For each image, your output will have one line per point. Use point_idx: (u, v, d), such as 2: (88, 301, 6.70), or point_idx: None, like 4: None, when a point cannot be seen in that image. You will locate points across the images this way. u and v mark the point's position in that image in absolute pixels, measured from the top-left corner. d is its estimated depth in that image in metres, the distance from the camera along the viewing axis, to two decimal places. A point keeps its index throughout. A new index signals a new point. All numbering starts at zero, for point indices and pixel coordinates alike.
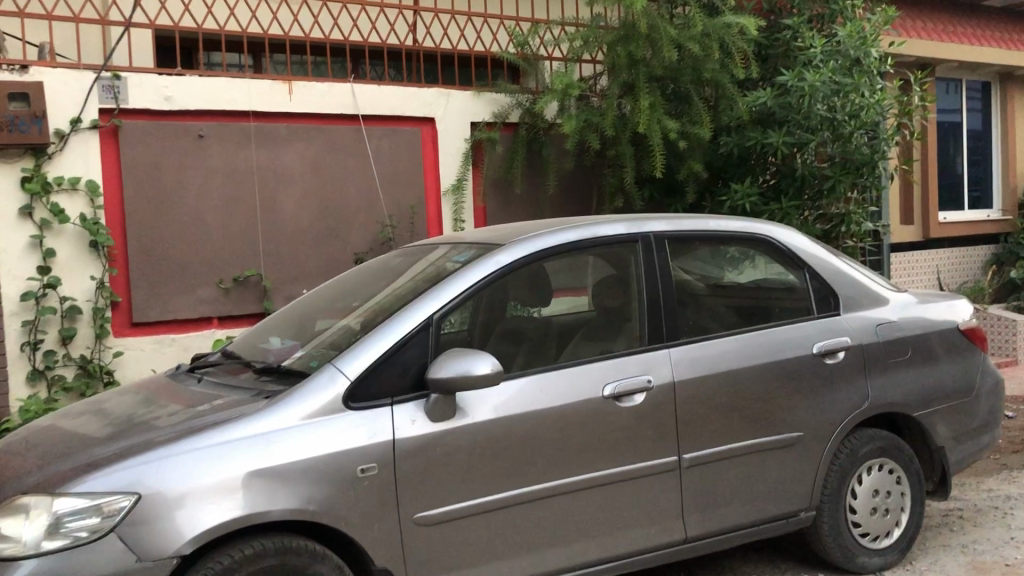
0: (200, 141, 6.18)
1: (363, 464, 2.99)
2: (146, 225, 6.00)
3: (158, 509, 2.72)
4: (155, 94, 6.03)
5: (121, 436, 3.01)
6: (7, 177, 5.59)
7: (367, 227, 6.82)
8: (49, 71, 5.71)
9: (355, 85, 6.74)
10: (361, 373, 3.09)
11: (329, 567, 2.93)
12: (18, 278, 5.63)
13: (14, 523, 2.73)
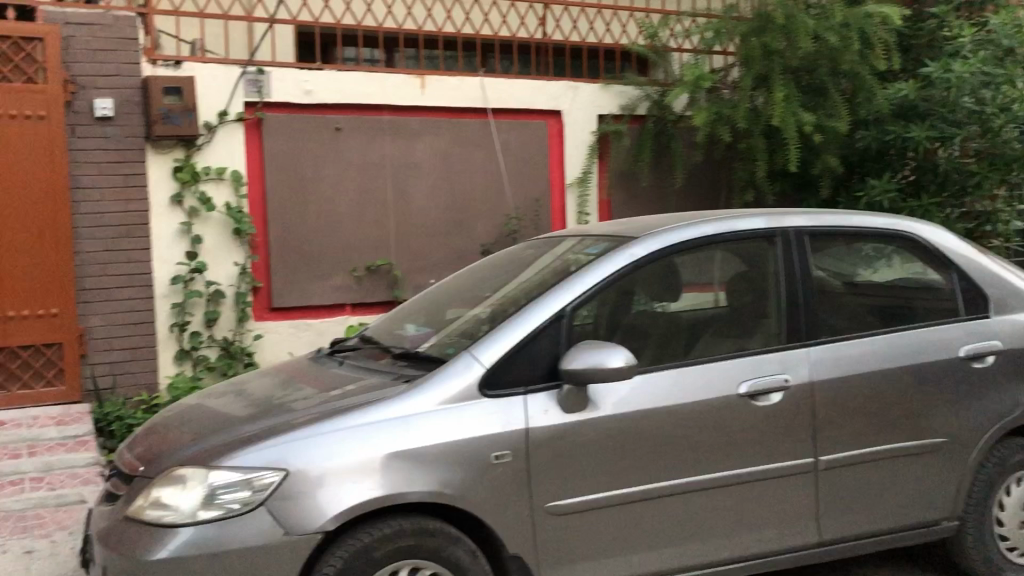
0: (337, 133, 6.39)
1: (497, 452, 3.04)
2: (285, 214, 6.25)
3: (304, 485, 2.84)
4: (296, 88, 6.27)
5: (268, 415, 3.16)
6: (161, 166, 5.90)
7: (493, 219, 6.91)
8: (200, 66, 6.00)
9: (485, 79, 6.83)
10: (496, 362, 3.14)
11: (463, 550, 3.00)
12: (168, 263, 5.94)
13: (172, 492, 2.91)
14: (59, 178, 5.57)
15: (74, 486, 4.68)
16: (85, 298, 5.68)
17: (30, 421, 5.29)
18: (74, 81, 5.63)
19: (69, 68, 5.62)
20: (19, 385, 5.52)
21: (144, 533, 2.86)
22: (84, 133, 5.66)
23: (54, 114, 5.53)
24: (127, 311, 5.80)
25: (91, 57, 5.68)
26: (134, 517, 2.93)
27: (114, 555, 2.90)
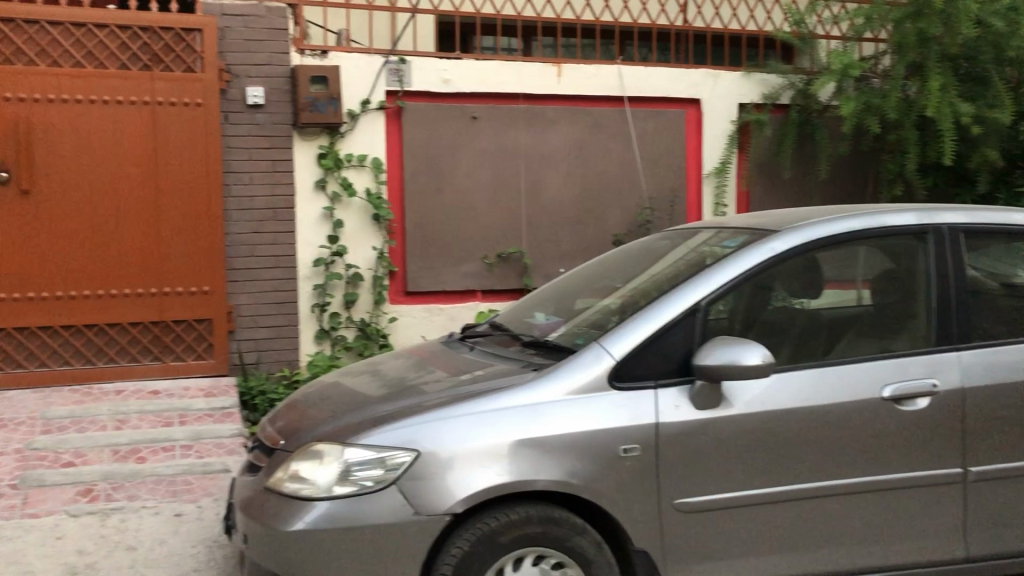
0: (474, 122, 6.47)
1: (626, 445, 3.01)
2: (422, 200, 6.38)
3: (434, 467, 2.90)
4: (435, 77, 6.38)
5: (400, 396, 3.23)
6: (307, 152, 6.13)
7: (626, 209, 6.84)
8: (345, 56, 6.19)
9: (622, 67, 6.76)
10: (628, 353, 3.11)
11: (588, 542, 3.00)
12: (311, 245, 6.17)
13: (310, 467, 3.03)
14: (213, 163, 5.84)
15: (219, 455, 4.93)
16: (233, 277, 5.97)
17: (181, 392, 5.61)
18: (229, 71, 5.90)
19: (224, 57, 5.91)
20: (173, 356, 5.84)
21: (283, 503, 2.99)
22: (236, 119, 5.93)
23: (210, 101, 5.80)
24: (272, 290, 6.07)
25: (244, 46, 5.95)
26: (274, 487, 3.07)
27: (254, 523, 3.04)
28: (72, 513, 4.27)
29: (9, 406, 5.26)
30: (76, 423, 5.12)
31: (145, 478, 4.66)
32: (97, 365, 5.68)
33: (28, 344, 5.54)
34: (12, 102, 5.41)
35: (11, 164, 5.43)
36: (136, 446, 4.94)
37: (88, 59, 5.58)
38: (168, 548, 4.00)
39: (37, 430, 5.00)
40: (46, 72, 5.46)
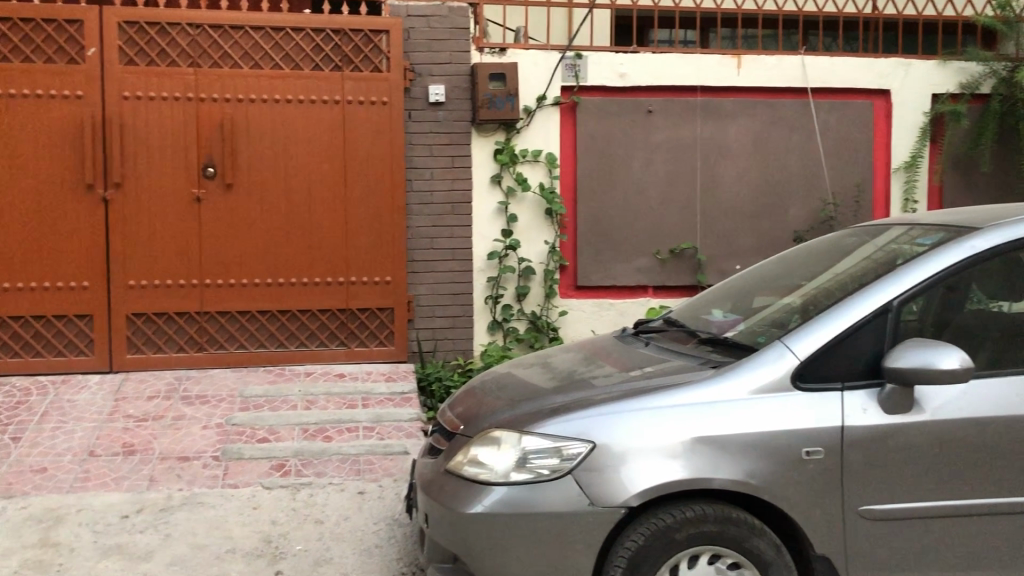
0: (649, 116, 6.43)
1: (809, 447, 2.92)
2: (594, 195, 6.41)
3: (610, 460, 2.91)
4: (611, 71, 6.38)
5: (573, 389, 3.27)
6: (483, 148, 6.28)
7: (807, 204, 6.61)
8: (522, 53, 6.29)
9: (806, 57, 6.53)
10: (811, 354, 3.02)
11: (766, 543, 2.94)
12: (486, 239, 6.33)
13: (488, 452, 3.12)
14: (397, 159, 6.09)
15: (399, 438, 5.15)
16: (414, 268, 6.21)
17: (364, 376, 5.90)
18: (413, 69, 6.13)
19: (409, 57, 6.14)
20: (357, 342, 6.14)
21: (463, 486, 3.09)
22: (419, 117, 6.16)
23: (394, 99, 6.05)
24: (449, 282, 6.26)
25: (428, 46, 6.17)
26: (454, 470, 3.18)
27: (434, 504, 3.16)
28: (267, 485, 4.57)
29: (212, 383, 5.70)
30: (270, 401, 5.48)
31: (332, 456, 4.93)
32: (289, 348, 6.05)
33: (229, 327, 5.96)
34: (219, 102, 5.85)
35: (217, 160, 5.87)
36: (323, 425, 5.24)
37: (285, 61, 5.94)
38: (353, 524, 4.23)
39: (236, 406, 5.39)
40: (249, 75, 5.86)
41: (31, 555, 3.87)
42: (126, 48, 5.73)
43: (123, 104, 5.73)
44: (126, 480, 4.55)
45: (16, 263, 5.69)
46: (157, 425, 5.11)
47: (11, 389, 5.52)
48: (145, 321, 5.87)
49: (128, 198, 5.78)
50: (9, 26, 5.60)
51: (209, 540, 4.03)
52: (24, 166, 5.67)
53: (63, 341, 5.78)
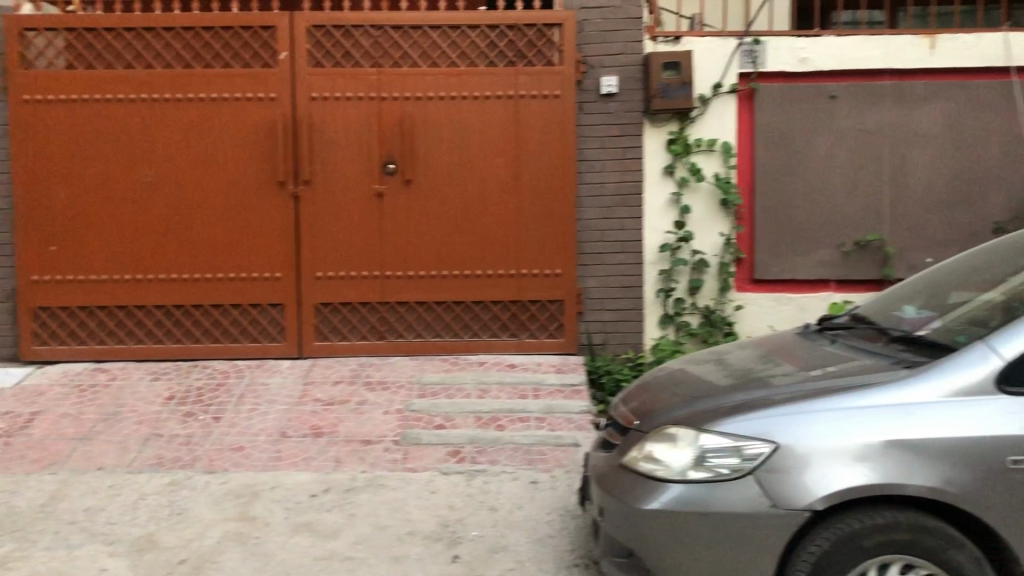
0: (832, 102, 6.14)
1: (1015, 456, 2.71)
2: (773, 186, 6.19)
3: (793, 461, 2.81)
4: (791, 56, 6.13)
5: (751, 387, 3.18)
6: (656, 139, 6.19)
7: (1009, 193, 6.13)
8: (698, 40, 6.15)
9: (1009, 34, 6.05)
10: (1019, 355, 2.80)
11: (965, 556, 2.75)
12: (658, 231, 6.25)
13: (664, 449, 3.09)
14: (569, 152, 6.11)
15: (570, 429, 5.17)
16: (584, 261, 6.22)
17: (535, 366, 5.98)
18: (585, 62, 6.13)
19: (582, 49, 6.13)
20: (528, 334, 6.22)
21: (638, 482, 3.06)
22: (591, 109, 6.15)
23: (567, 93, 6.07)
24: (620, 275, 6.23)
25: (600, 37, 6.14)
26: (628, 466, 3.16)
27: (608, 499, 3.15)
28: (444, 471, 4.71)
29: (392, 370, 5.94)
30: (446, 389, 5.64)
31: (505, 445, 5.01)
32: (463, 339, 6.20)
33: (407, 318, 6.18)
34: (400, 100, 6.06)
35: (397, 157, 6.08)
36: (497, 414, 5.34)
37: (461, 58, 6.08)
38: (527, 513, 4.29)
39: (414, 393, 5.58)
40: (427, 73, 6.04)
41: (231, 528, 4.16)
42: (314, 51, 6.04)
43: (311, 105, 6.05)
44: (315, 461, 4.81)
45: (216, 256, 6.12)
46: (341, 409, 5.37)
47: (212, 372, 5.96)
48: (331, 311, 6.18)
49: (315, 194, 6.10)
50: (210, 34, 6.01)
51: (390, 522, 4.20)
52: (223, 165, 6.08)
53: (256, 328, 6.18)
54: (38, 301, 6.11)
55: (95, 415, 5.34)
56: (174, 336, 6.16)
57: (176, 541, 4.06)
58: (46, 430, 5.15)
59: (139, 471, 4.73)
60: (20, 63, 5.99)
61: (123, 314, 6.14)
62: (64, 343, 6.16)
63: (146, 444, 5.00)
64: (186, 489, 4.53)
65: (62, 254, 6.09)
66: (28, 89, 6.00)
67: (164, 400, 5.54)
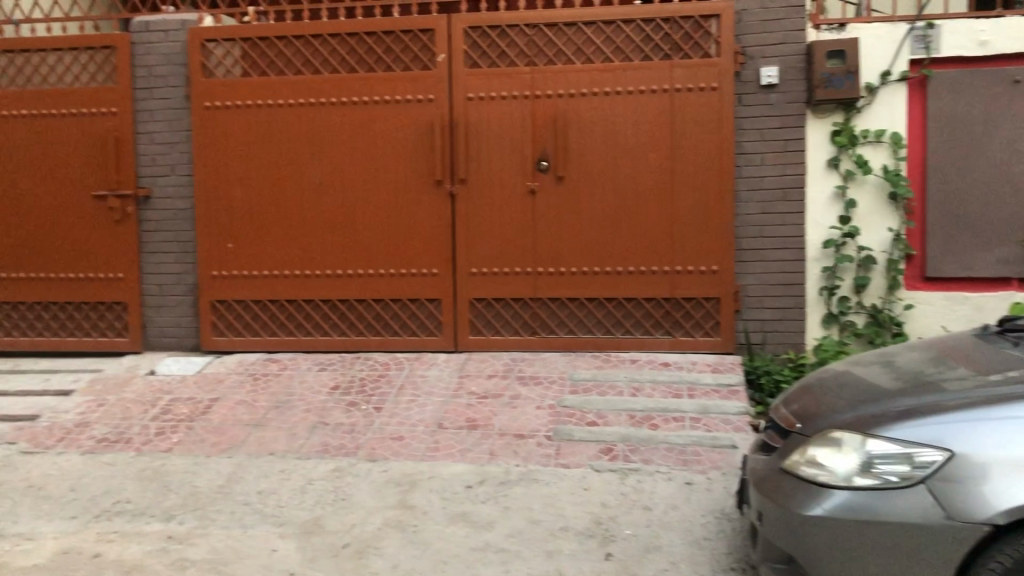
0: (1015, 87, 5.72)
1: None
2: (948, 177, 5.83)
3: (970, 471, 2.65)
4: (969, 39, 5.76)
5: (923, 391, 3.01)
6: (819, 131, 5.95)
7: None
8: (865, 26, 5.87)
9: None
10: None
11: None
12: (821, 227, 6.01)
13: (827, 453, 2.97)
14: (727, 145, 5.97)
15: (727, 430, 5.06)
16: (742, 258, 6.06)
17: (691, 365, 5.88)
18: (744, 53, 5.96)
19: (740, 40, 5.97)
20: (683, 332, 6.13)
21: (800, 487, 2.96)
22: (750, 101, 5.98)
23: (724, 85, 5.93)
24: (780, 272, 6.04)
25: (760, 28, 5.96)
26: (789, 470, 3.06)
27: (768, 503, 3.05)
28: (596, 468, 4.71)
29: (545, 366, 5.99)
30: (598, 386, 5.64)
31: (659, 445, 4.96)
32: (616, 335, 6.18)
33: (559, 314, 6.22)
34: (553, 98, 6.09)
35: (551, 154, 6.12)
36: (650, 413, 5.29)
37: (616, 53, 6.05)
38: (681, 514, 4.23)
39: (566, 389, 5.61)
40: (582, 69, 6.05)
41: (391, 515, 4.31)
42: (470, 52, 6.17)
43: (468, 105, 6.17)
44: (470, 452, 4.91)
45: (377, 253, 6.36)
46: (496, 403, 5.46)
47: (374, 363, 6.19)
48: (485, 306, 6.29)
49: (471, 192, 6.22)
50: (372, 39, 6.24)
51: (544, 516, 4.24)
52: (384, 164, 6.30)
53: (415, 322, 6.37)
54: (218, 295, 6.53)
55: (267, 402, 5.66)
56: (339, 329, 6.44)
57: (341, 526, 4.24)
58: (224, 415, 5.50)
59: (307, 457, 4.98)
60: (202, 72, 6.41)
61: (293, 307, 6.48)
62: (240, 334, 6.55)
63: (313, 432, 5.25)
64: (349, 476, 4.73)
65: (238, 251, 6.48)
66: (208, 97, 6.40)
67: (330, 389, 5.81)
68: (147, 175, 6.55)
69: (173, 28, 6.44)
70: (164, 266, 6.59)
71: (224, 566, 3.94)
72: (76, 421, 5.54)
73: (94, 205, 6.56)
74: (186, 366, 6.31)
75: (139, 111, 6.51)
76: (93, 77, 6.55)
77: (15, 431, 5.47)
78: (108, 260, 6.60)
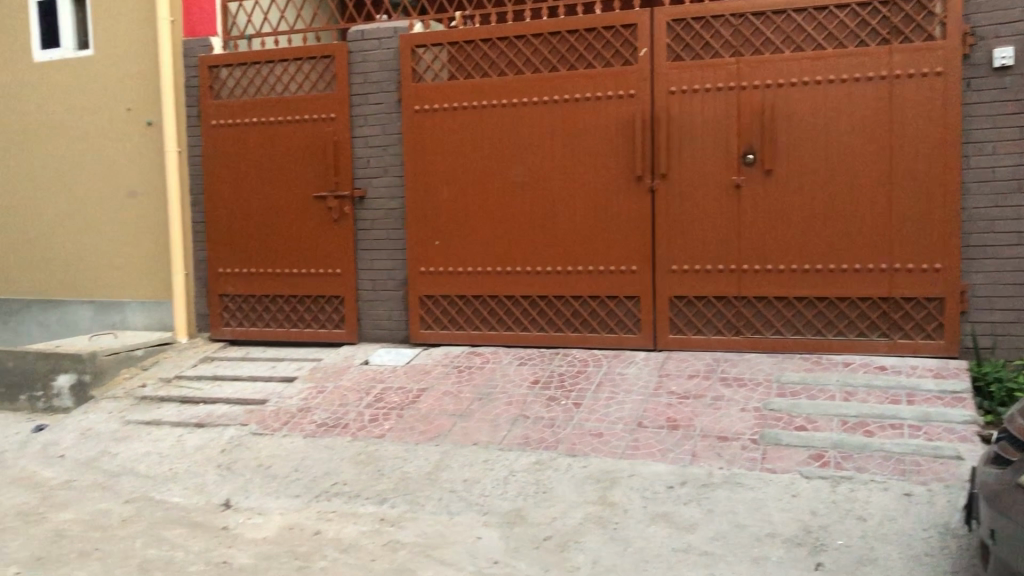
0: None
1: None
2: None
3: None
4: None
5: None
6: None
7: None
8: None
9: None
10: None
11: None
12: None
13: None
14: (953, 134, 5.55)
15: (951, 440, 4.71)
16: (970, 255, 5.61)
17: (910, 369, 5.51)
18: (975, 34, 5.52)
19: (969, 20, 5.54)
20: (901, 333, 5.75)
21: None
22: (980, 86, 5.52)
23: (951, 70, 5.52)
24: (1013, 270, 5.55)
25: (993, 5, 5.50)
26: None
27: (1003, 520, 2.80)
28: (805, 475, 4.51)
29: (749, 367, 5.80)
30: (807, 390, 5.40)
31: (875, 452, 4.68)
32: (826, 336, 5.89)
33: (765, 313, 6.01)
34: (760, 89, 5.89)
35: (757, 147, 5.93)
36: (864, 419, 5.00)
37: (828, 40, 5.77)
38: (900, 526, 3.98)
39: (772, 392, 5.41)
40: (791, 59, 5.81)
41: (593, 511, 4.33)
42: (673, 45, 6.08)
43: (670, 99, 6.09)
44: (672, 453, 4.84)
45: (577, 249, 6.40)
46: (697, 403, 5.36)
47: (573, 359, 6.23)
48: (686, 304, 6.19)
49: (673, 188, 6.13)
50: (575, 37, 6.29)
51: (749, 521, 4.11)
52: (585, 161, 6.33)
53: (614, 319, 6.35)
54: (425, 289, 6.80)
55: (471, 394, 5.84)
56: (538, 325, 6.53)
57: (543, 518, 4.31)
58: (431, 405, 5.73)
59: (509, 448, 5.09)
60: (412, 77, 6.70)
61: (495, 303, 6.64)
62: (445, 328, 6.79)
63: (515, 424, 5.36)
64: (551, 470, 4.79)
65: (444, 248, 6.72)
66: (417, 100, 6.69)
67: (530, 383, 5.91)
68: (362, 177, 6.92)
69: (387, 36, 6.76)
70: (376, 262, 6.94)
71: (433, 550, 4.09)
72: (299, 406, 5.95)
73: (315, 205, 7.02)
74: (396, 358, 6.61)
75: (355, 116, 6.90)
76: (315, 86, 6.99)
77: (247, 413, 5.95)
78: (326, 257, 7.03)
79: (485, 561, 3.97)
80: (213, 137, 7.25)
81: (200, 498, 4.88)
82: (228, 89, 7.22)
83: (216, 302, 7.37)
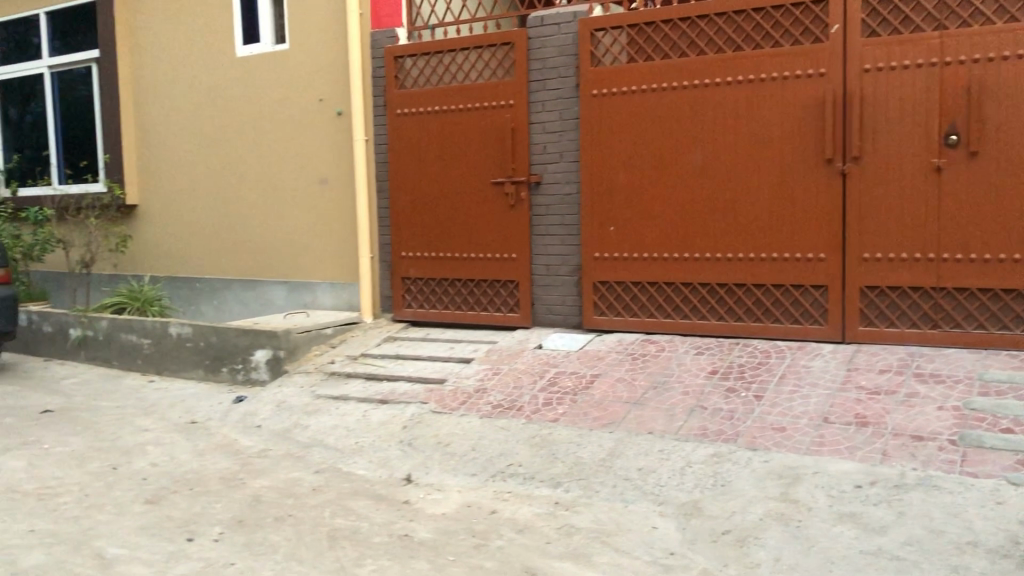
0: None
1: None
2: None
3: None
4: None
5: None
6: None
7: None
8: None
9: None
10: None
11: None
12: None
13: None
14: None
15: None
16: None
17: None
18: None
19: None
20: None
21: None
22: None
23: None
24: None
25: None
26: None
27: None
28: (1012, 481, 4.16)
29: (948, 362, 5.42)
30: (1014, 389, 4.99)
31: None
32: None
33: (967, 306, 5.60)
34: (967, 64, 5.47)
35: (962, 127, 5.52)
36: None
37: None
38: None
39: (974, 390, 5.03)
40: (1003, 30, 5.38)
41: (774, 507, 4.18)
42: (869, 20, 5.75)
43: (864, 77, 5.76)
44: (860, 451, 4.60)
45: (761, 236, 6.17)
46: (889, 400, 5.06)
47: (753, 350, 6.03)
48: (877, 295, 5.84)
49: (867, 172, 5.80)
50: (761, 15, 6.05)
51: (947, 527, 3.84)
52: (770, 145, 6.09)
53: (799, 310, 6.09)
54: (600, 276, 6.77)
55: (646, 382, 5.77)
56: (717, 313, 6.36)
57: (721, 512, 4.20)
58: (605, 391, 5.71)
59: (685, 439, 4.99)
60: (590, 61, 6.66)
61: (671, 290, 6.52)
62: (619, 315, 6.73)
63: (691, 414, 5.25)
64: (729, 463, 4.66)
65: (620, 234, 6.66)
66: (596, 85, 6.64)
67: (708, 373, 5.77)
68: (540, 162, 6.96)
69: (566, 21, 6.76)
70: (552, 247, 6.97)
71: (608, 536, 4.08)
72: (476, 386, 6.08)
73: (493, 191, 7.13)
74: (571, 343, 6.62)
75: (533, 102, 6.94)
76: (495, 73, 7.09)
77: (427, 392, 6.14)
78: (504, 242, 7.13)
79: (661, 551, 3.92)
80: (398, 125, 7.50)
81: (384, 472, 5.09)
82: (412, 78, 7.45)
83: (399, 284, 7.64)
